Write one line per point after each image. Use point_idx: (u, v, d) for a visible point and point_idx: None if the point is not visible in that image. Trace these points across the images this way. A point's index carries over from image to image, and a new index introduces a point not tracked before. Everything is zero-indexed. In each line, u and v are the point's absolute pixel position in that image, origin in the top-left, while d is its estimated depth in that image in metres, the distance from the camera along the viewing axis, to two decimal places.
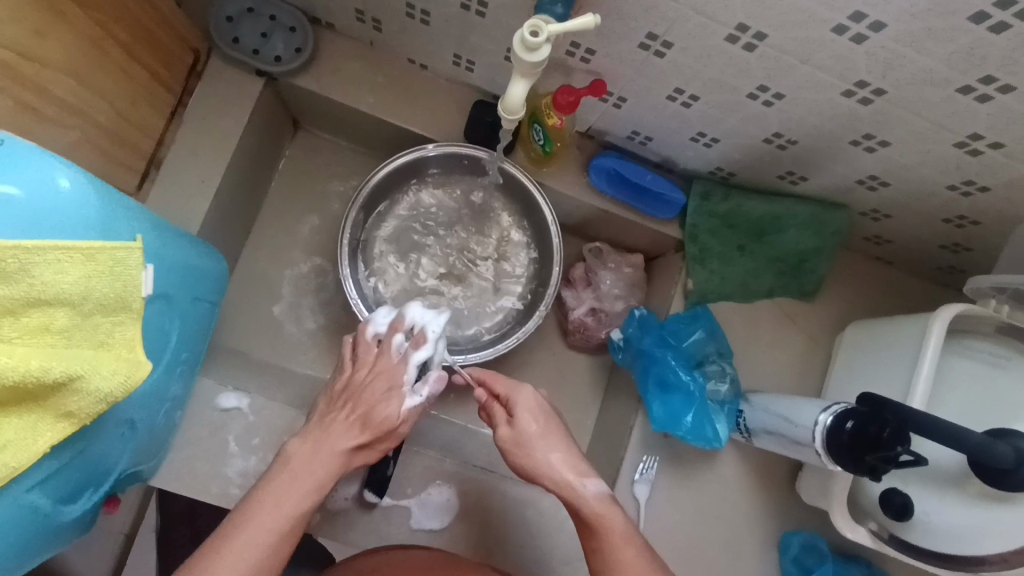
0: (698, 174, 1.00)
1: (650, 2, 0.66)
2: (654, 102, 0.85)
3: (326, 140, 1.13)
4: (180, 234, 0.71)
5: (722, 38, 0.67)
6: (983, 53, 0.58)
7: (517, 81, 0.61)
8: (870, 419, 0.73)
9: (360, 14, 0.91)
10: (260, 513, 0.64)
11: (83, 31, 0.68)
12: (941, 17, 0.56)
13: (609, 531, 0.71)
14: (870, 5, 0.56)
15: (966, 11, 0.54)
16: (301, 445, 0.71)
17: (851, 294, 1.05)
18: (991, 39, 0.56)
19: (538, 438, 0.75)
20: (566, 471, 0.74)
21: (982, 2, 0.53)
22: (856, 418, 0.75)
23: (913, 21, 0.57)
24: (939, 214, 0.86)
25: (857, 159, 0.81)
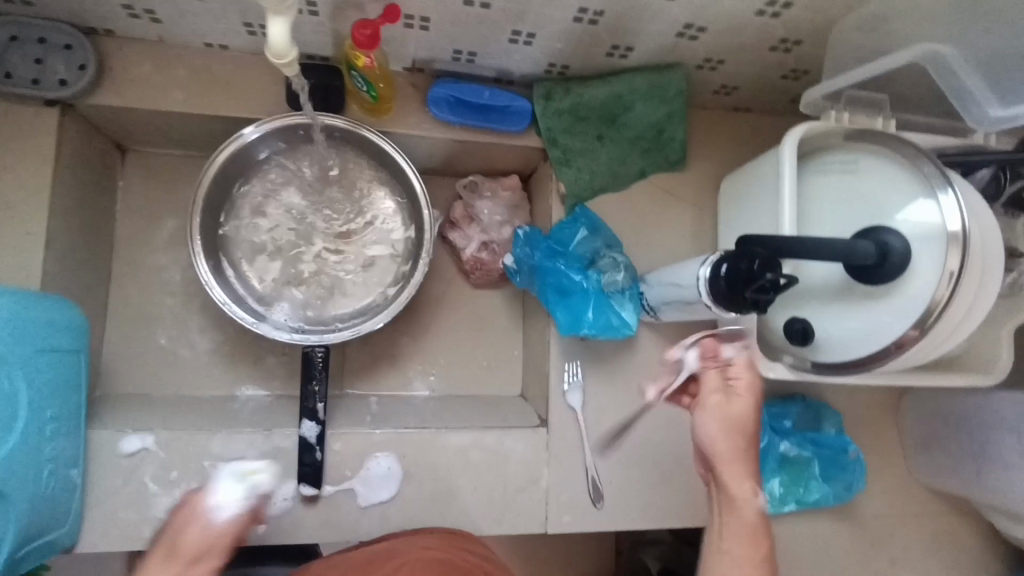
0: (535, 76, 0.98)
1: None
2: (455, 14, 0.82)
3: (162, 156, 1.06)
4: (8, 288, 0.68)
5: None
6: None
7: (274, 19, 0.58)
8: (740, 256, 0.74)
9: (130, 10, 0.84)
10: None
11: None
12: None
13: (748, 526, 0.70)
14: None
15: None
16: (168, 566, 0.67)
17: (720, 151, 1.06)
18: None
19: (740, 428, 0.72)
20: (727, 464, 0.72)
21: None
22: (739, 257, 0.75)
23: None
24: (763, 44, 0.87)
25: (665, 11, 0.80)
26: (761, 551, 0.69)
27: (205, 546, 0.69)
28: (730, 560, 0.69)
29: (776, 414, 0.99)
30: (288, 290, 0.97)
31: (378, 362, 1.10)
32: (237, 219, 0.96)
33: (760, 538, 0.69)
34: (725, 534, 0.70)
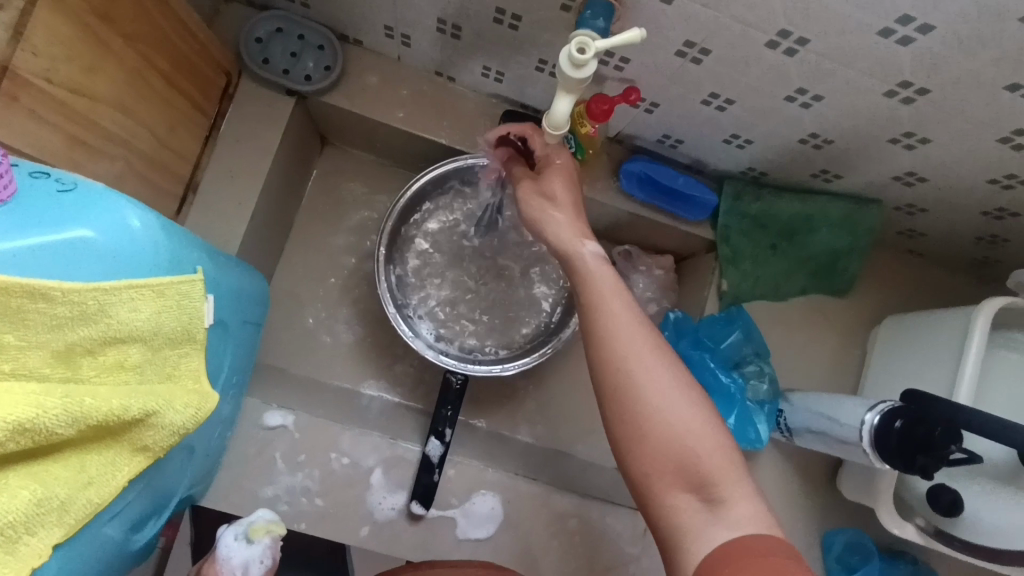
0: (729, 174, 1.00)
1: (689, 11, 0.66)
2: (686, 107, 0.84)
3: (354, 155, 1.13)
4: (232, 261, 0.73)
5: (764, 42, 0.67)
6: None
7: (562, 98, 0.62)
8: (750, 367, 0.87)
9: (389, 31, 0.91)
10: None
11: (126, 64, 0.68)
12: (990, 19, 0.56)
13: (633, 328, 0.61)
14: (919, 9, 0.57)
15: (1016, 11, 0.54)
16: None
17: (885, 289, 1.05)
18: None
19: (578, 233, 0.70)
20: (597, 279, 0.65)
21: None
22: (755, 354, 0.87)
23: (963, 23, 0.57)
24: (978, 207, 0.86)
25: (896, 156, 0.80)
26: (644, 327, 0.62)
27: None
28: (647, 372, 0.59)
29: (887, 571, 0.96)
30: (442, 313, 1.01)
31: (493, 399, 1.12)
32: (417, 236, 1.00)
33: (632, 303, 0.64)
34: (595, 339, 0.62)
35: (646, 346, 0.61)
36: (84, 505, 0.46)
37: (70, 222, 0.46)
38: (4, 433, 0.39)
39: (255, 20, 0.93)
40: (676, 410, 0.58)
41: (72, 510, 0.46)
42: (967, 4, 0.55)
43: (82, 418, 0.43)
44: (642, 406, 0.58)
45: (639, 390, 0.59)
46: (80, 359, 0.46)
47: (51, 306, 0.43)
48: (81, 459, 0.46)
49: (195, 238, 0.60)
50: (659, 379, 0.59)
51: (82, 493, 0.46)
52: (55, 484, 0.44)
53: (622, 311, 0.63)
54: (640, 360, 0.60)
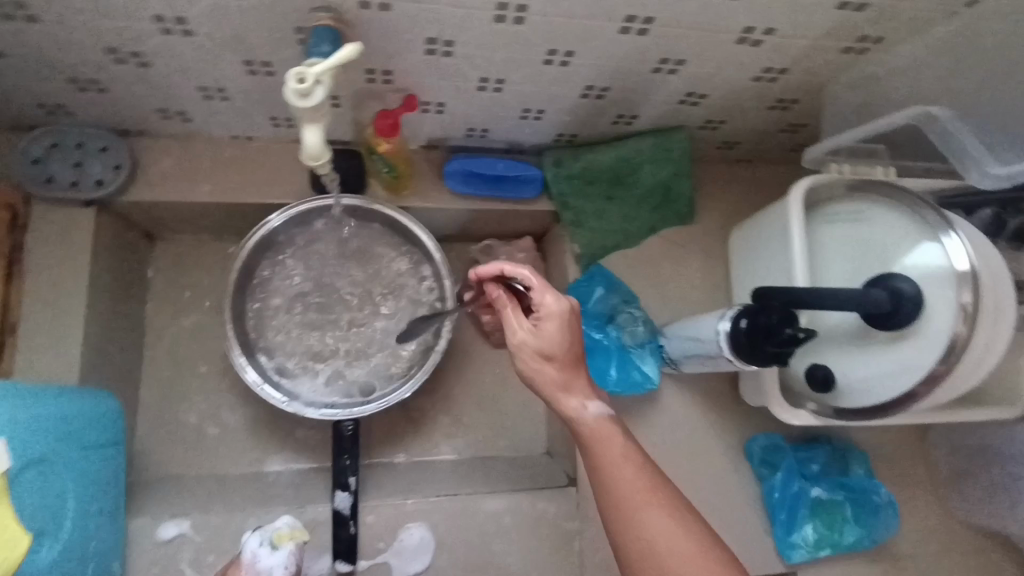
0: (545, 145, 1.03)
1: (411, 11, 0.68)
2: (468, 97, 0.86)
3: (187, 241, 1.10)
4: (56, 389, 0.70)
5: (490, 17, 0.69)
6: None
7: (308, 128, 0.62)
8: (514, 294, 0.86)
9: (164, 112, 0.90)
10: None
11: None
12: None
13: (640, 507, 0.67)
14: None
15: None
16: None
17: (727, 202, 1.10)
18: None
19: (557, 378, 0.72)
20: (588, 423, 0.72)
21: None
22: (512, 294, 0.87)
23: None
24: (762, 103, 0.91)
25: (667, 83, 0.84)
26: (648, 504, 0.67)
27: None
28: (660, 533, 0.66)
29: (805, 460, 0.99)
30: (315, 366, 0.99)
31: (405, 431, 1.11)
32: (265, 300, 0.99)
33: (640, 466, 0.70)
34: (602, 485, 0.70)
35: (649, 511, 0.67)
36: None
37: None
38: None
39: (25, 143, 0.90)
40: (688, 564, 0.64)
41: None
42: None
43: None
44: (630, 515, 0.67)
45: (650, 547, 0.66)
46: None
47: None
48: None
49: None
50: (671, 543, 0.65)
51: None
52: None
53: (636, 482, 0.68)
54: (619, 467, 0.70)
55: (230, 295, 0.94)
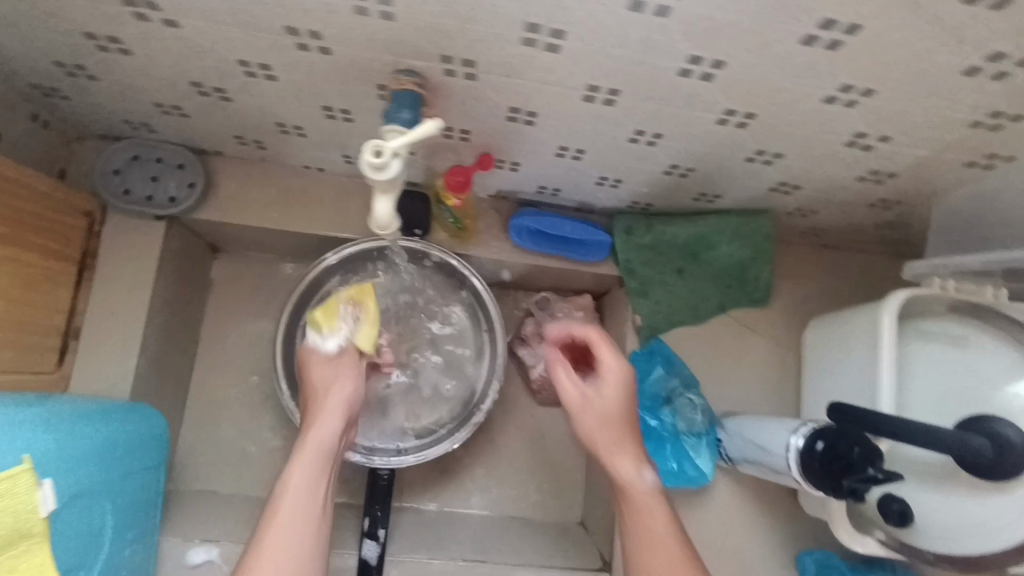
0: (618, 210, 0.98)
1: (466, 91, 0.65)
2: (546, 163, 0.83)
3: (247, 254, 1.10)
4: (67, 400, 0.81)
5: (675, 74, 0.58)
6: (669, 38, 0.52)
7: (380, 198, 0.60)
8: (852, 440, 0.69)
9: (240, 140, 0.90)
10: None
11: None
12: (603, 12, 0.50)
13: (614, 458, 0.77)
14: (536, 15, 0.52)
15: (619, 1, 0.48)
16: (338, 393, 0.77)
17: (804, 293, 1.03)
18: (664, 23, 0.50)
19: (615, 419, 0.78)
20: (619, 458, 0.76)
21: None
22: (862, 449, 0.68)
23: (588, 25, 0.52)
24: (850, 173, 0.75)
25: (759, 173, 0.79)
26: (623, 443, 0.77)
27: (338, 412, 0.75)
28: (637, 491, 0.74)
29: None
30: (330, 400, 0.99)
31: None
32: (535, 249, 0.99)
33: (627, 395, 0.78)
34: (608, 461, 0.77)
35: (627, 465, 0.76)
36: None
37: None
38: None
39: (107, 153, 0.92)
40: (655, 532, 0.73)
41: None
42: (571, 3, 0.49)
43: None
44: (633, 510, 0.75)
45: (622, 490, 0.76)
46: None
47: None
48: None
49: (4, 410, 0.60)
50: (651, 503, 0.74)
51: None
52: None
53: (601, 433, 0.78)
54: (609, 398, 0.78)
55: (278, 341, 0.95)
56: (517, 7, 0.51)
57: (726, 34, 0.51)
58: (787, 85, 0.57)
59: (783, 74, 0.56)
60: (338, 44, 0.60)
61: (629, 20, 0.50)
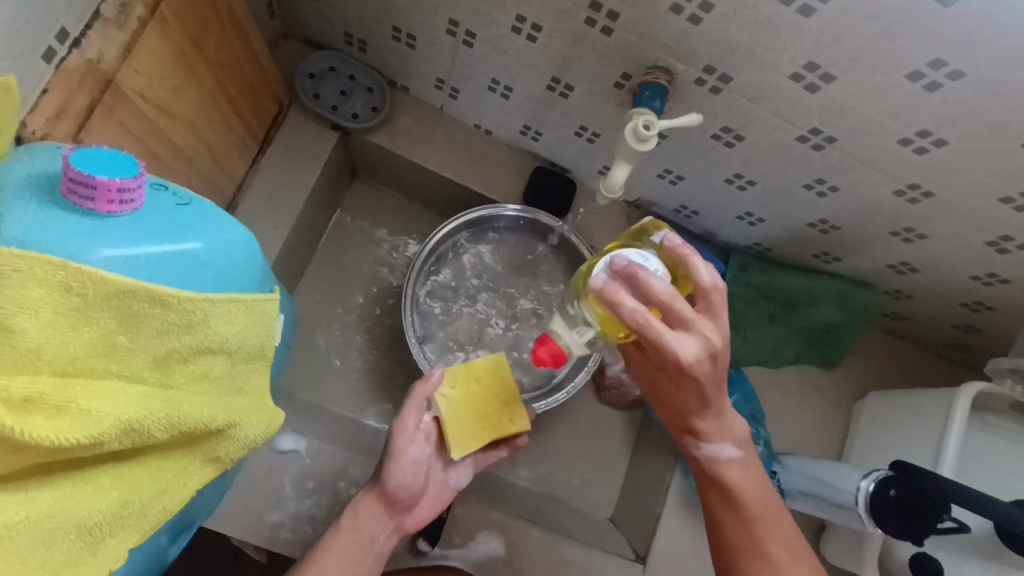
0: (735, 247, 1.09)
1: (698, 99, 0.75)
2: (710, 184, 0.92)
3: (383, 189, 1.16)
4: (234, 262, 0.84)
5: (895, 141, 0.68)
6: (916, 109, 0.63)
7: (622, 166, 0.68)
8: (926, 492, 0.78)
9: (440, 83, 0.97)
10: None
11: (136, 114, 0.63)
12: (883, 72, 0.60)
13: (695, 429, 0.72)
14: (821, 56, 0.62)
15: (903, 68, 0.59)
16: (370, 508, 0.78)
17: (869, 369, 1.14)
18: (926, 96, 0.61)
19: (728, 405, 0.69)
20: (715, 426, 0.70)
21: (915, 62, 0.58)
22: (935, 502, 0.77)
23: (858, 75, 0.62)
24: (971, 270, 0.87)
25: (893, 248, 0.89)
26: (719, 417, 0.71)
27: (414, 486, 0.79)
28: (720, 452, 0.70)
29: None
30: (430, 338, 1.04)
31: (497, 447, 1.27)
32: None
33: None
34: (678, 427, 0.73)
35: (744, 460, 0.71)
36: (138, 498, 0.46)
37: (182, 236, 0.47)
38: (114, 432, 0.41)
39: (310, 58, 0.99)
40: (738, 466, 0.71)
41: (102, 501, 0.43)
42: (859, 53, 0.59)
43: (177, 424, 0.46)
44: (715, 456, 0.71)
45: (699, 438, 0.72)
46: (34, 412, 0.39)
47: (164, 313, 0.44)
48: (130, 471, 0.46)
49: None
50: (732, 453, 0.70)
51: (158, 499, 0.48)
52: (81, 502, 0.42)
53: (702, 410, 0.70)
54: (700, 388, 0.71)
55: (409, 272, 1.00)
56: (811, 45, 0.61)
57: (967, 120, 0.62)
58: (979, 177, 0.69)
59: (978, 163, 0.67)
60: (624, 29, 0.70)
61: (897, 84, 0.61)
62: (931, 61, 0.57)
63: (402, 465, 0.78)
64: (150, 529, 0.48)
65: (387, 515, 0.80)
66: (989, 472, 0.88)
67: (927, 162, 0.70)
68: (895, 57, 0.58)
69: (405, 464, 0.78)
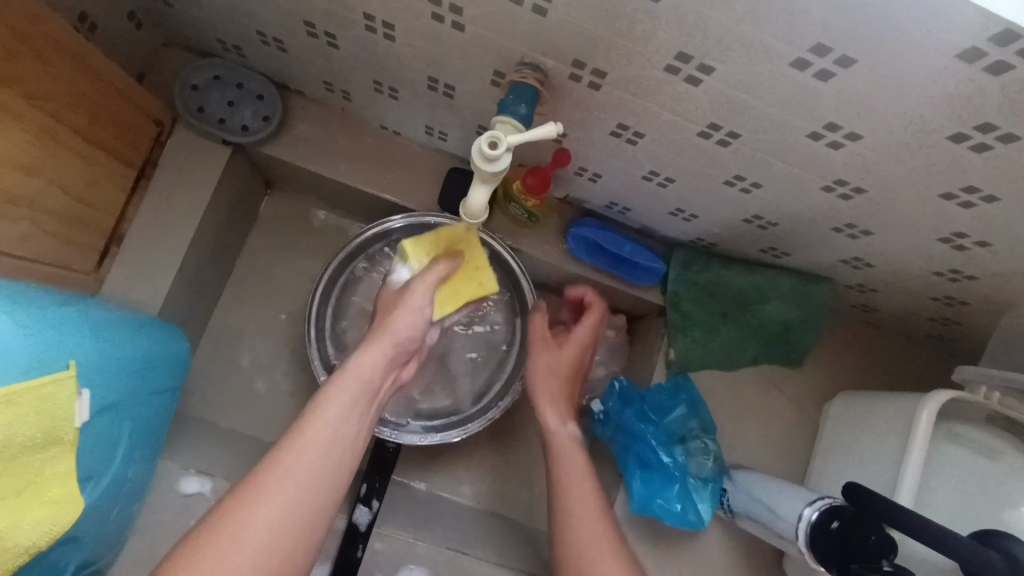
0: (678, 241, 0.98)
1: (580, 96, 0.64)
2: (628, 181, 0.82)
3: (300, 199, 1.09)
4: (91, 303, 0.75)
5: (804, 135, 0.57)
6: (816, 100, 0.51)
7: (478, 187, 0.59)
8: (870, 527, 0.69)
9: (329, 86, 0.88)
10: (262, 506, 0.59)
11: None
12: (764, 61, 0.49)
13: (576, 473, 0.84)
14: (691, 45, 0.50)
15: (785, 56, 0.47)
16: (364, 360, 0.71)
17: (840, 365, 1.03)
18: (819, 86, 0.49)
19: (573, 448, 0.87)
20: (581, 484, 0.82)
21: (796, 48, 0.46)
22: (879, 540, 0.67)
23: (738, 65, 0.51)
24: (932, 267, 0.75)
25: (841, 244, 0.78)
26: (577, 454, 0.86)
27: (408, 340, 0.75)
28: (577, 486, 0.82)
29: None
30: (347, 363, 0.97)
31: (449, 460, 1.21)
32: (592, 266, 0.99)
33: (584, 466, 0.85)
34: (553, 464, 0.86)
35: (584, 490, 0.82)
36: None
37: None
38: None
39: (192, 67, 0.90)
40: (584, 495, 0.81)
41: None
42: (729, 41, 0.48)
43: None
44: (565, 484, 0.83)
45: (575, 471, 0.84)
46: None
47: None
48: None
49: (50, 312, 0.58)
50: (578, 481, 0.83)
51: None
52: None
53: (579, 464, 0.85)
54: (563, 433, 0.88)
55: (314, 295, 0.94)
56: (674, 34, 0.50)
57: (877, 111, 0.50)
58: (911, 172, 0.57)
59: (905, 157, 0.55)
60: (475, 23, 0.59)
61: (784, 74, 0.49)
62: (814, 47, 0.45)
63: (401, 315, 0.74)
64: None
65: (372, 402, 0.71)
66: (956, 493, 0.78)
67: (849, 158, 0.58)
68: (771, 44, 0.47)
69: (409, 320, 0.74)
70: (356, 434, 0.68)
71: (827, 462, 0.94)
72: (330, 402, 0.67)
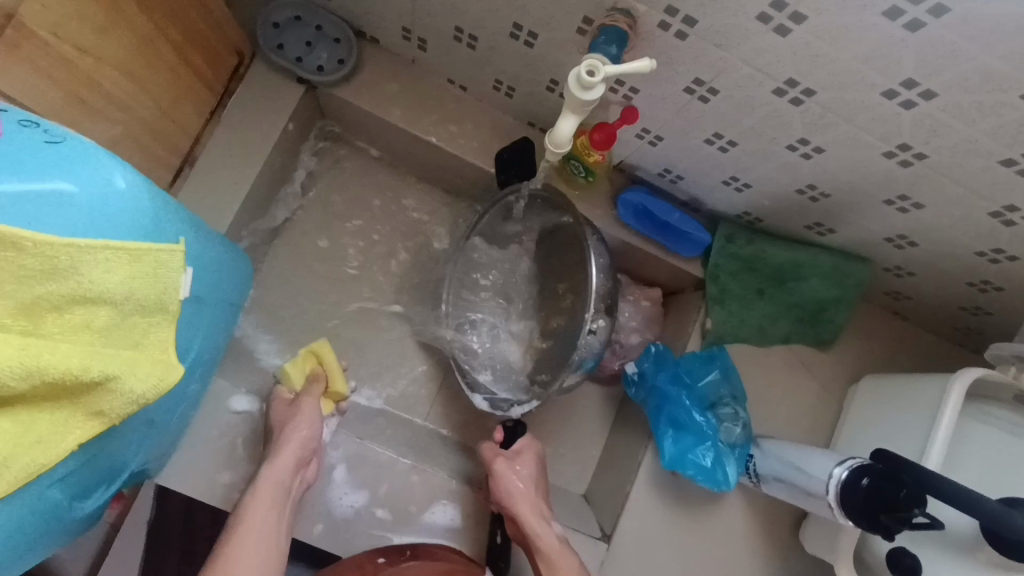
0: (724, 216, 1.02)
1: (662, 45, 0.68)
2: (689, 145, 0.85)
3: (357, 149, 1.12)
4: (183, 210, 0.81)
5: (878, 93, 0.61)
6: (900, 53, 0.55)
7: (567, 116, 0.63)
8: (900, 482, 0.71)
9: (406, 33, 0.92)
10: (233, 556, 0.72)
11: (48, 53, 0.60)
12: (857, 5, 0.53)
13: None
14: None
15: (878, 4, 0.52)
16: (263, 493, 0.78)
17: (869, 352, 1.06)
18: (906, 37, 0.53)
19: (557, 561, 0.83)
20: None
21: None
22: (908, 493, 0.70)
23: (830, 11, 0.54)
24: (974, 245, 0.79)
25: (890, 218, 0.81)
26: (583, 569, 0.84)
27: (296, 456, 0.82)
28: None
29: None
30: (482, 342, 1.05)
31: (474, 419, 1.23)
32: (636, 232, 1.02)
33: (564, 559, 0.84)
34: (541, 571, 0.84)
35: None
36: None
37: (48, 176, 0.44)
38: None
39: (275, 4, 0.94)
40: None
41: None
42: None
43: (38, 373, 0.43)
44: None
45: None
46: None
47: (19, 256, 0.42)
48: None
49: None
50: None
51: (26, 452, 0.45)
52: None
53: None
54: None
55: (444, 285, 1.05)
56: None
57: (956, 66, 0.54)
58: (977, 135, 0.61)
59: (976, 115, 0.58)
60: None
61: (873, 23, 0.53)
62: None
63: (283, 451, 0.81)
64: (16, 483, 0.46)
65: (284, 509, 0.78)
66: (981, 465, 0.81)
67: (918, 120, 0.62)
68: None
69: (287, 457, 0.80)
70: (274, 533, 0.76)
71: (851, 437, 0.97)
72: (252, 508, 0.76)
